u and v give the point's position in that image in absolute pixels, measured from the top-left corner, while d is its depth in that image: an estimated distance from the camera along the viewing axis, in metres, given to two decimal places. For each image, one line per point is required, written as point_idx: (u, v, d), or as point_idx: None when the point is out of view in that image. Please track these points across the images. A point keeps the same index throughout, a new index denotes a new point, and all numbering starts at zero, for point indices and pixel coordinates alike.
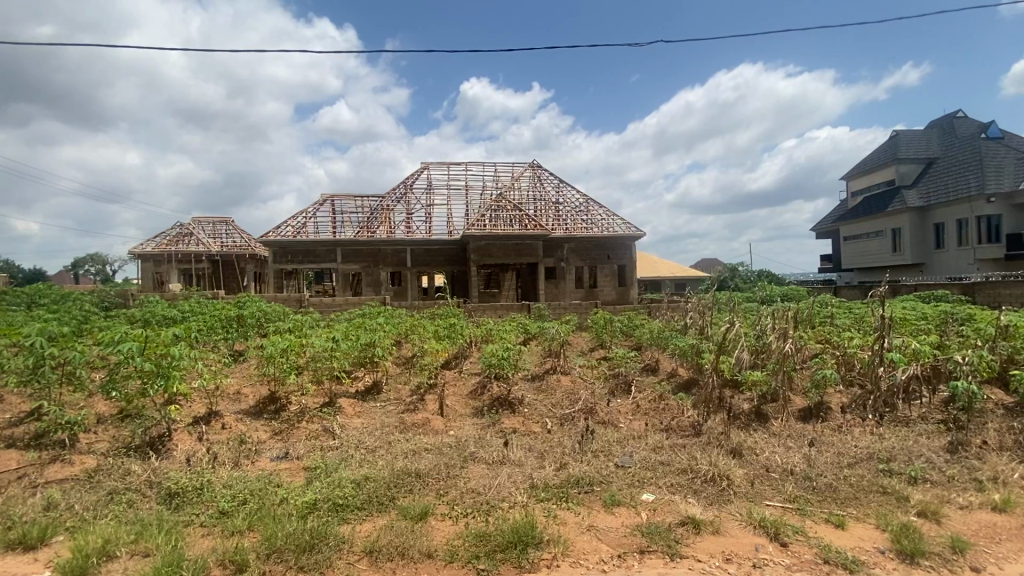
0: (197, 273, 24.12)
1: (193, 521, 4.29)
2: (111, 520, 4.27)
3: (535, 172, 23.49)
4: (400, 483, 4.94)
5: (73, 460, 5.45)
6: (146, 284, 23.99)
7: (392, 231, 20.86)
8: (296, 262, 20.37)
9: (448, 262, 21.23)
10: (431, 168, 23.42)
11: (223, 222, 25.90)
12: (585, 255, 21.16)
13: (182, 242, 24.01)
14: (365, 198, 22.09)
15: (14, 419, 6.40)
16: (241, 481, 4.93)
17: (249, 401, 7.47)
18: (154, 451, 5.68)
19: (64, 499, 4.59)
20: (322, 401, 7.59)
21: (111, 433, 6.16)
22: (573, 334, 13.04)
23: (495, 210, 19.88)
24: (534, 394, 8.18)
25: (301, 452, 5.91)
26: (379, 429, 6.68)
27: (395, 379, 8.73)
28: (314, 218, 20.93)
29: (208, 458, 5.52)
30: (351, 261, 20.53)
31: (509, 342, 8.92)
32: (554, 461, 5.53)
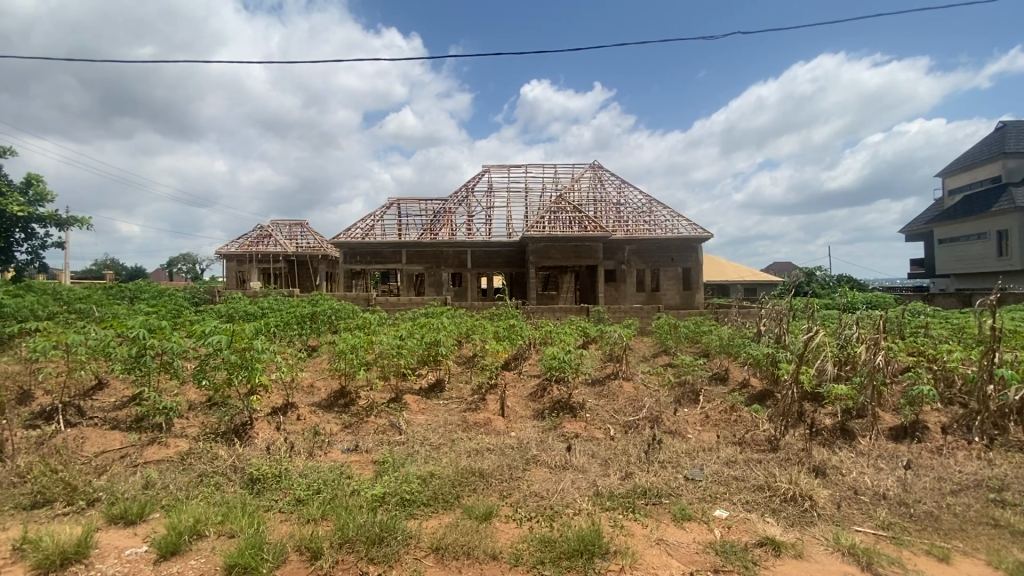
0: (275, 272, 25.79)
1: (272, 507, 4.53)
2: (200, 501, 4.59)
3: (596, 172, 23.14)
4: (464, 482, 4.97)
5: (168, 443, 5.94)
6: (230, 282, 25.93)
7: (454, 233, 21.28)
8: (364, 262, 21.28)
9: (508, 264, 21.35)
10: (492, 171, 23.67)
11: (299, 225, 27.50)
12: (648, 257, 20.59)
13: (262, 243, 25.76)
14: (428, 201, 22.68)
15: (120, 403, 7.07)
16: (315, 471, 5.17)
17: (321, 395, 7.84)
18: (237, 438, 6.08)
19: (159, 478, 5.00)
20: (389, 396, 7.84)
21: (201, 419, 6.67)
22: (635, 339, 12.72)
23: (555, 211, 19.76)
24: (595, 399, 8.01)
25: (370, 445, 6.11)
26: (442, 427, 6.78)
27: (457, 378, 8.86)
28: (380, 220, 21.81)
29: (285, 447, 5.83)
30: (415, 262, 21.17)
31: (570, 344, 8.80)
32: (619, 469, 5.37)
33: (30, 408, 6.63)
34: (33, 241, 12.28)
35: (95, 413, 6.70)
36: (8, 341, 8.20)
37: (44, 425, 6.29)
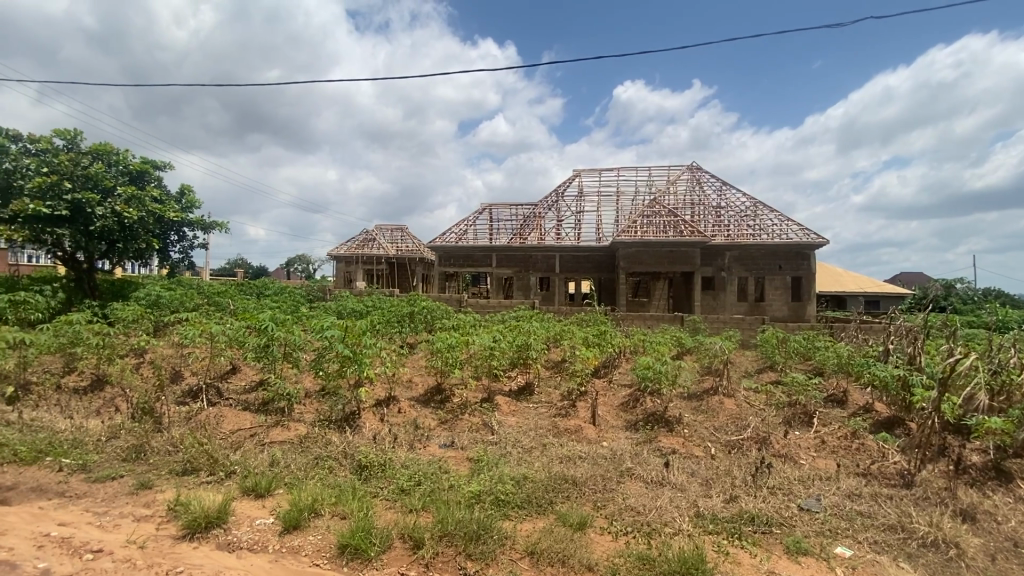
0: (377, 273, 27.64)
1: (378, 494, 4.83)
2: (317, 482, 5.01)
3: (694, 174, 22.05)
4: (558, 488, 4.95)
5: (289, 426, 6.57)
6: (338, 281, 28.22)
7: (543, 237, 21.40)
8: (457, 265, 22.27)
9: (597, 269, 20.93)
10: (584, 175, 23.49)
11: (399, 229, 29.21)
12: (751, 265, 19.23)
13: (367, 246, 27.73)
14: (519, 206, 23.01)
15: (250, 387, 7.95)
16: (415, 463, 5.44)
17: (418, 390, 8.24)
18: (347, 426, 6.57)
19: (282, 458, 5.54)
20: (481, 396, 8.04)
21: (316, 406, 7.29)
22: (736, 352, 11.91)
23: (649, 215, 19.12)
24: (693, 414, 7.59)
25: (465, 442, 6.32)
26: (533, 430, 6.82)
27: (546, 383, 8.86)
28: (473, 225, 22.59)
29: (389, 438, 6.21)
30: (505, 266, 21.61)
31: (664, 354, 8.44)
32: (722, 491, 5.04)
33: (181, 386, 7.68)
34: (185, 243, 14.23)
35: (230, 395, 7.59)
36: (164, 328, 9.57)
37: (191, 402, 7.26)
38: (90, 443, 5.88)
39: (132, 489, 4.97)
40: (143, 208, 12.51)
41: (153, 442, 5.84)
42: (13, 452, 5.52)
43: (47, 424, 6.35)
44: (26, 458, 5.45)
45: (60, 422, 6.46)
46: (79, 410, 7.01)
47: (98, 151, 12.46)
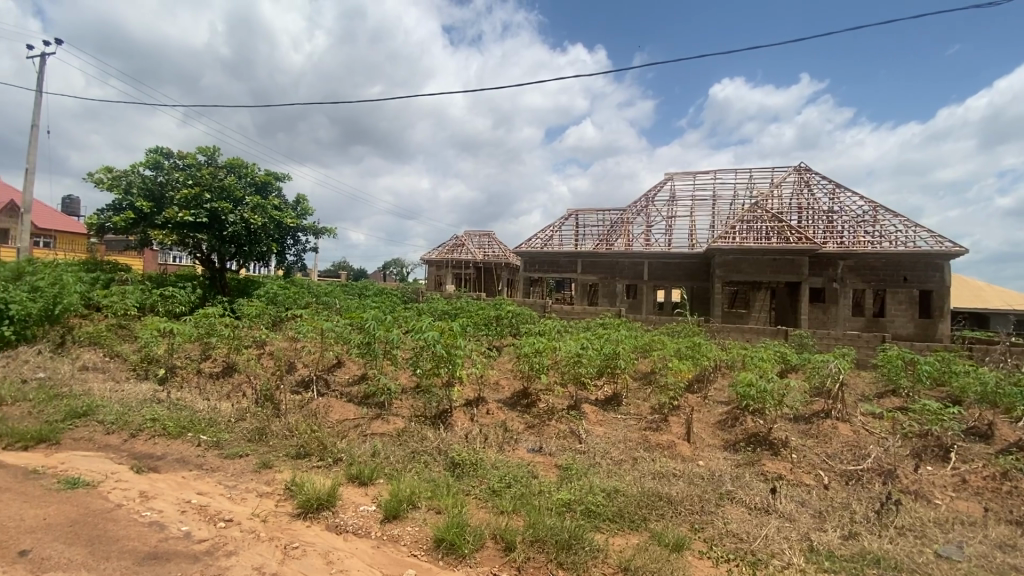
0: (465, 277, 28.59)
1: (471, 493, 4.97)
2: (414, 475, 5.28)
3: (801, 176, 20.34)
4: (652, 505, 4.76)
5: (388, 419, 6.98)
6: (429, 284, 29.59)
7: (631, 243, 20.86)
8: (542, 271, 22.44)
9: (689, 277, 19.93)
10: (676, 179, 22.58)
11: (487, 234, 29.95)
12: (870, 275, 17.29)
13: (456, 251, 28.83)
14: (607, 211, 22.63)
15: (352, 380, 8.56)
16: (505, 465, 5.54)
17: (505, 393, 8.35)
18: (440, 423, 6.84)
19: (383, 449, 5.89)
20: (567, 403, 7.96)
21: (410, 401, 7.66)
22: (850, 373, 10.73)
23: (749, 220, 17.91)
24: (800, 438, 6.97)
25: (553, 449, 6.30)
26: (622, 442, 6.63)
27: (635, 395, 8.54)
28: (560, 231, 22.65)
29: (480, 438, 6.37)
30: (591, 272, 21.37)
31: (768, 370, 7.82)
32: (839, 526, 4.56)
33: (294, 376, 8.44)
34: (299, 246, 15.65)
35: (336, 387, 8.22)
36: (280, 323, 10.58)
37: (304, 391, 7.97)
38: (222, 423, 6.66)
39: (256, 467, 5.54)
40: (266, 215, 13.97)
41: (273, 426, 6.47)
42: (163, 426, 6.39)
43: (189, 403, 7.28)
44: (173, 432, 6.28)
45: (198, 402, 7.38)
46: (213, 392, 7.96)
47: (232, 165, 14.10)
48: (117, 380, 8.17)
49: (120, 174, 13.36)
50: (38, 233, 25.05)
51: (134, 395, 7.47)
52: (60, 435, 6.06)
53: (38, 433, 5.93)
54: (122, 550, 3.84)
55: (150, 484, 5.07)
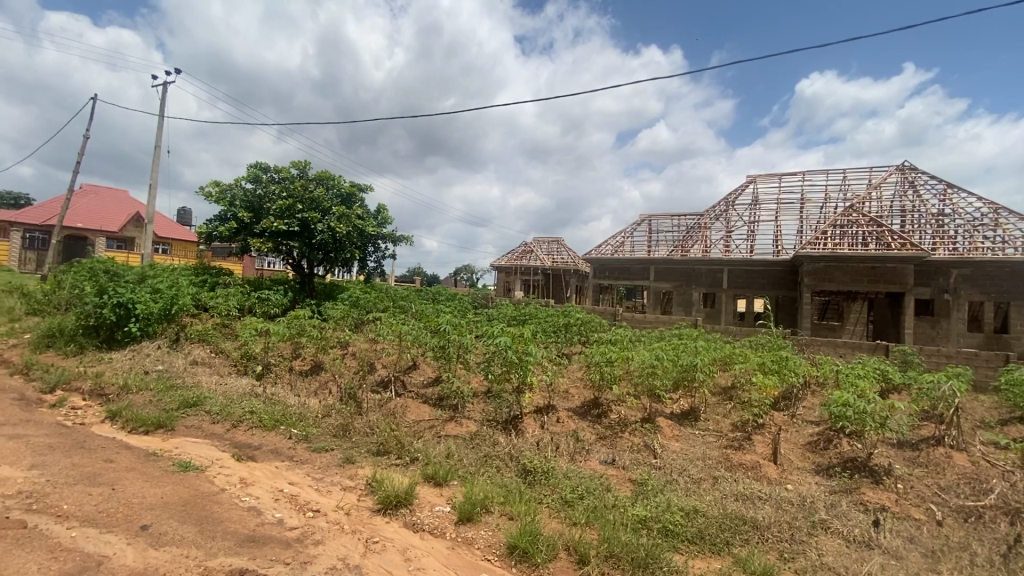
0: (534, 283, 28.73)
1: (543, 501, 4.97)
2: (487, 478, 5.37)
3: (905, 176, 18.48)
4: (734, 529, 4.48)
5: (461, 422, 7.14)
6: (499, 290, 30.06)
7: (709, 249, 19.94)
8: (613, 277, 22.06)
9: (773, 286, 18.69)
10: (759, 181, 21.32)
11: (556, 241, 29.87)
12: (990, 286, 15.32)
13: (525, 257, 29.10)
14: (682, 216, 21.81)
15: (426, 382, 8.85)
16: (578, 476, 5.48)
17: (576, 401, 8.22)
18: (512, 429, 6.89)
19: (456, 452, 6.04)
20: (641, 415, 7.70)
21: (482, 405, 7.75)
22: (967, 397, 9.50)
23: (843, 225, 16.53)
24: (906, 467, 6.28)
25: (627, 462, 6.15)
26: (700, 459, 6.32)
27: (714, 409, 8.10)
28: (632, 237, 22.17)
29: (551, 446, 6.36)
30: (664, 279, 20.66)
31: (867, 389, 7.12)
32: (957, 567, 4.05)
33: (374, 376, 8.88)
34: (379, 253, 16.45)
35: (411, 388, 8.53)
36: (361, 326, 11.16)
37: (383, 391, 8.36)
38: (311, 418, 7.13)
39: (340, 462, 5.87)
40: (350, 224, 14.85)
41: (355, 423, 6.84)
42: (259, 418, 6.95)
43: (282, 398, 7.88)
44: (268, 424, 6.83)
45: (290, 398, 7.96)
46: (302, 389, 8.56)
47: (321, 177, 15.14)
48: (221, 374, 9.01)
49: (225, 188, 14.78)
50: (158, 240, 28.34)
51: (235, 388, 8.20)
52: (175, 422, 6.77)
53: (157, 419, 6.67)
54: (226, 531, 4.21)
55: (249, 472, 5.53)
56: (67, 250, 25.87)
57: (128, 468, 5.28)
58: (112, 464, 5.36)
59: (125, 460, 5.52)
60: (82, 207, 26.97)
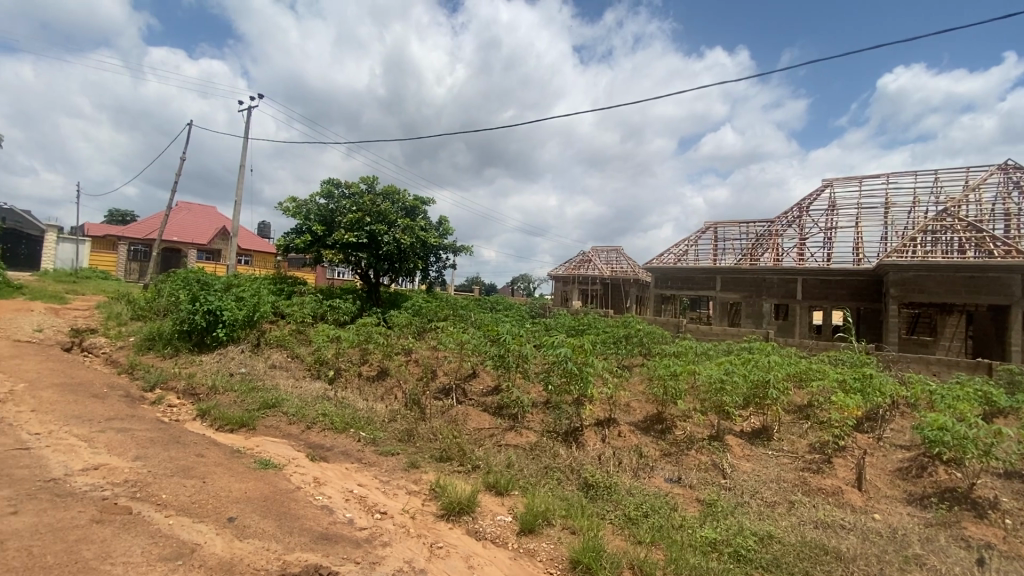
0: (592, 293, 28.45)
1: (606, 516, 4.90)
2: (547, 491, 5.37)
3: (1009, 176, 16.67)
4: (815, 559, 4.17)
5: (521, 432, 7.16)
6: (556, 299, 30.14)
7: (780, 258, 18.88)
8: (676, 287, 21.42)
9: (854, 297, 17.36)
10: (837, 185, 19.98)
11: (615, 250, 29.42)
12: None
13: (584, 267, 28.95)
14: (750, 223, 20.83)
15: (486, 391, 8.95)
16: (642, 493, 5.35)
17: (638, 415, 7.98)
18: (573, 441, 6.83)
19: (516, 461, 6.06)
20: (709, 432, 7.36)
21: (542, 416, 7.71)
22: None
23: (934, 231, 15.15)
24: (1018, 501, 5.59)
25: (694, 481, 5.93)
26: (774, 482, 5.97)
27: (788, 429, 7.61)
28: (696, 245, 21.44)
29: (613, 461, 6.23)
30: (731, 289, 19.76)
31: (968, 412, 6.43)
32: None
33: (436, 383, 9.11)
34: (440, 263, 16.89)
35: (472, 396, 8.66)
36: (424, 333, 11.46)
37: (445, 398, 8.57)
38: (378, 422, 7.42)
39: (405, 466, 6.05)
40: (414, 235, 15.39)
41: (419, 429, 7.05)
42: (331, 421, 7.31)
43: (352, 402, 8.26)
44: (339, 427, 7.17)
45: (358, 402, 8.32)
46: (369, 394, 8.93)
47: (387, 192, 15.82)
48: (297, 378, 9.57)
49: (301, 203, 15.77)
50: (241, 252, 30.67)
51: (309, 392, 8.68)
52: (256, 421, 7.28)
53: (241, 419, 7.18)
54: (302, 527, 4.46)
55: (322, 472, 5.83)
56: (164, 261, 28.55)
57: (217, 463, 5.73)
58: (202, 459, 5.83)
59: (214, 456, 5.99)
60: (177, 222, 29.71)
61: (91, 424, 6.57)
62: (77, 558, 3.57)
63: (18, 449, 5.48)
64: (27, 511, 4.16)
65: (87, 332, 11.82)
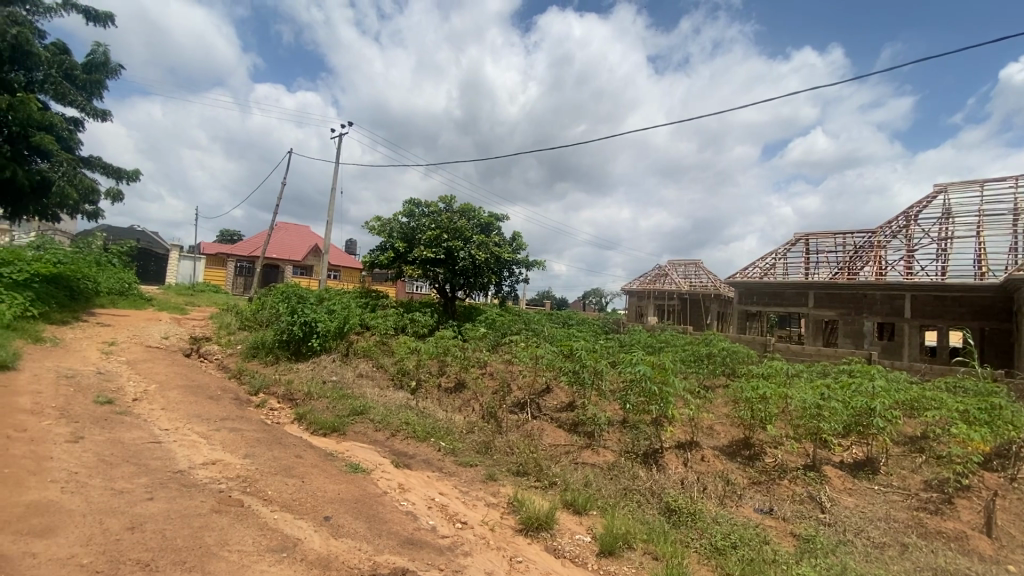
0: (669, 308, 27.55)
1: (690, 544, 4.74)
2: (627, 513, 5.27)
3: None
4: None
5: (598, 451, 7.08)
6: (630, 314, 29.64)
7: (884, 272, 17.20)
8: (762, 303, 20.19)
9: (975, 316, 15.39)
10: (952, 191, 17.95)
11: (694, 263, 28.30)
12: None
13: (660, 281, 28.24)
14: (848, 234, 19.22)
15: (561, 406, 8.92)
16: (729, 522, 5.10)
17: (723, 439, 7.56)
18: (652, 463, 6.63)
19: (594, 480, 6.00)
20: (803, 462, 6.83)
21: (618, 435, 7.53)
22: None
23: None
24: None
25: (788, 514, 5.55)
26: (882, 520, 5.44)
27: (897, 462, 6.87)
28: (784, 259, 20.14)
29: (697, 486, 5.99)
30: (826, 306, 18.28)
31: None
32: None
33: (511, 396, 9.22)
34: (514, 278, 17.14)
35: (546, 413, 8.67)
36: (498, 347, 11.65)
37: (520, 412, 8.67)
38: (456, 433, 7.66)
39: (484, 478, 6.19)
40: (488, 251, 15.77)
41: (496, 442, 7.19)
42: (413, 429, 7.64)
43: (432, 412, 8.58)
44: (421, 436, 7.47)
45: (438, 413, 8.63)
46: (448, 405, 9.24)
47: (464, 210, 16.40)
48: (382, 387, 10.09)
49: (385, 222, 16.73)
50: (331, 268, 33.02)
51: (393, 401, 9.13)
52: (346, 427, 7.79)
53: (333, 424, 7.72)
54: (391, 530, 4.71)
55: (405, 478, 6.11)
56: (265, 277, 31.35)
57: (313, 464, 6.19)
58: (301, 460, 6.33)
59: (311, 457, 6.49)
60: (277, 241, 32.60)
61: (208, 423, 7.34)
62: (202, 543, 4.02)
63: (152, 442, 6.26)
64: (161, 497, 4.75)
65: (204, 340, 13.26)
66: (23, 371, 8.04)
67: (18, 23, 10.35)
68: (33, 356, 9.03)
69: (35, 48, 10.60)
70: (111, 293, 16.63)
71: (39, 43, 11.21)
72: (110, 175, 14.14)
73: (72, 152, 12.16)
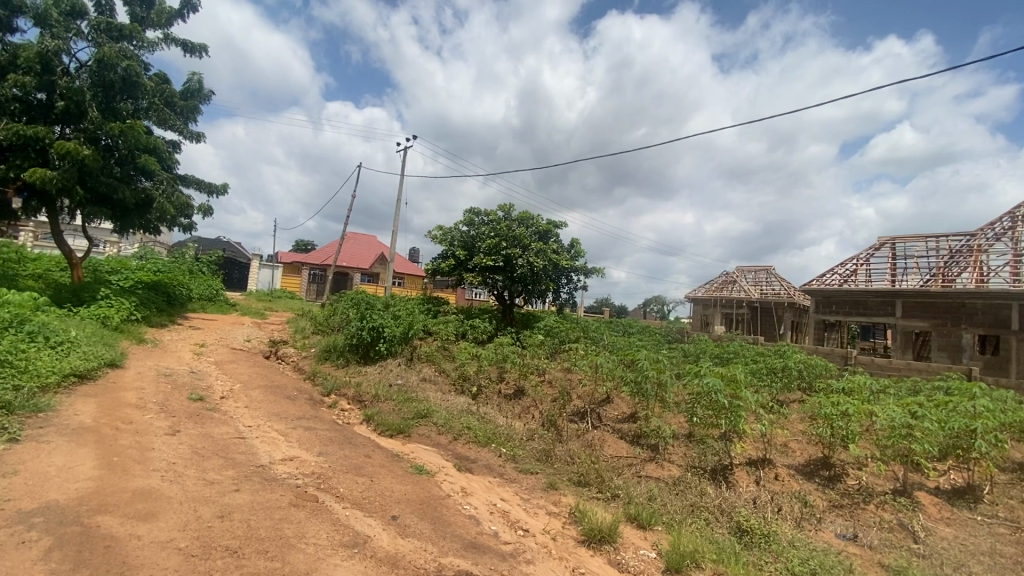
0: (737, 317, 26.34)
1: (764, 568, 4.51)
2: (695, 531, 5.08)
3: None
4: None
5: (662, 464, 6.87)
6: (696, 322, 28.68)
7: (985, 279, 15.54)
8: (841, 313, 18.86)
9: None
10: None
11: (765, 270, 26.89)
12: None
13: (727, 289, 27.16)
14: (942, 238, 17.55)
15: (623, 416, 8.76)
16: (808, 547, 4.80)
17: (799, 457, 7.10)
18: (721, 479, 6.35)
19: (659, 495, 5.83)
20: (891, 485, 6.28)
21: (684, 449, 7.27)
22: None
23: None
24: None
25: (875, 542, 5.13)
26: (988, 555, 4.90)
27: (1003, 491, 6.17)
28: (867, 265, 18.72)
29: (770, 506, 5.68)
30: (915, 316, 16.76)
31: None
32: None
33: (571, 405, 9.15)
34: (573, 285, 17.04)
35: (608, 422, 8.54)
36: (558, 354, 11.62)
37: (580, 421, 8.60)
38: (517, 439, 7.72)
39: (545, 487, 6.19)
40: (547, 258, 15.79)
41: (557, 451, 7.17)
42: (474, 434, 7.76)
43: (492, 418, 8.69)
44: (482, 441, 7.58)
45: (498, 419, 8.73)
46: (508, 412, 9.32)
47: (524, 217, 16.55)
48: (444, 391, 10.34)
49: (447, 231, 17.17)
50: (396, 275, 34.34)
51: (456, 405, 9.34)
52: (411, 429, 8.06)
53: (399, 426, 8.02)
54: (454, 532, 4.82)
55: (467, 482, 6.22)
56: (336, 284, 33.09)
57: (381, 465, 6.45)
58: (370, 459, 6.62)
59: (379, 457, 6.77)
60: (347, 250, 34.37)
61: (286, 421, 7.85)
62: (282, 534, 4.31)
63: (237, 438, 6.77)
64: (246, 489, 5.13)
65: (282, 343, 14.21)
66: (130, 369, 8.97)
67: (128, 57, 11.46)
68: (138, 355, 10.04)
69: (141, 79, 11.73)
70: (202, 298, 18.20)
71: (146, 74, 12.55)
72: (202, 191, 15.52)
73: (171, 171, 13.48)
